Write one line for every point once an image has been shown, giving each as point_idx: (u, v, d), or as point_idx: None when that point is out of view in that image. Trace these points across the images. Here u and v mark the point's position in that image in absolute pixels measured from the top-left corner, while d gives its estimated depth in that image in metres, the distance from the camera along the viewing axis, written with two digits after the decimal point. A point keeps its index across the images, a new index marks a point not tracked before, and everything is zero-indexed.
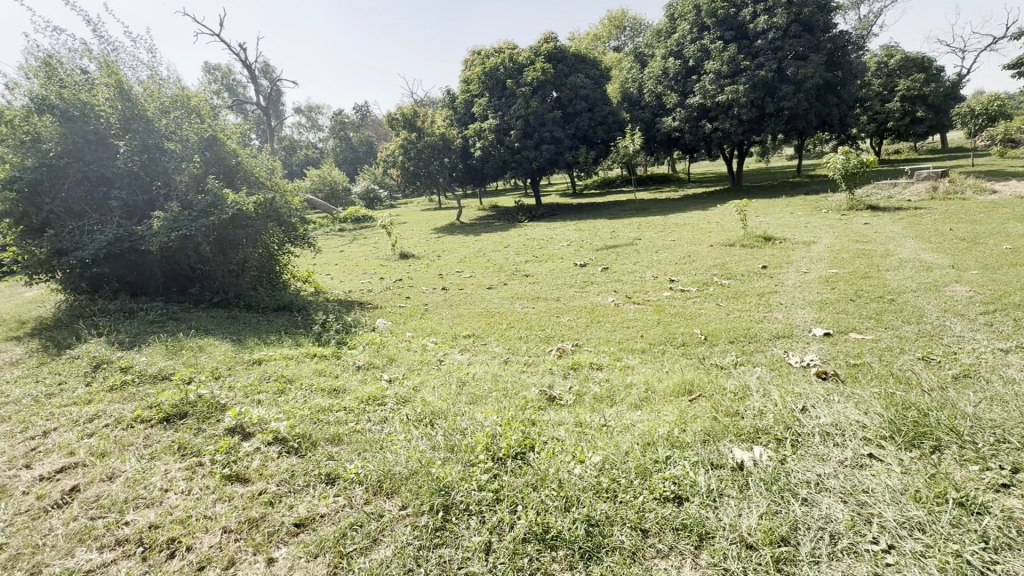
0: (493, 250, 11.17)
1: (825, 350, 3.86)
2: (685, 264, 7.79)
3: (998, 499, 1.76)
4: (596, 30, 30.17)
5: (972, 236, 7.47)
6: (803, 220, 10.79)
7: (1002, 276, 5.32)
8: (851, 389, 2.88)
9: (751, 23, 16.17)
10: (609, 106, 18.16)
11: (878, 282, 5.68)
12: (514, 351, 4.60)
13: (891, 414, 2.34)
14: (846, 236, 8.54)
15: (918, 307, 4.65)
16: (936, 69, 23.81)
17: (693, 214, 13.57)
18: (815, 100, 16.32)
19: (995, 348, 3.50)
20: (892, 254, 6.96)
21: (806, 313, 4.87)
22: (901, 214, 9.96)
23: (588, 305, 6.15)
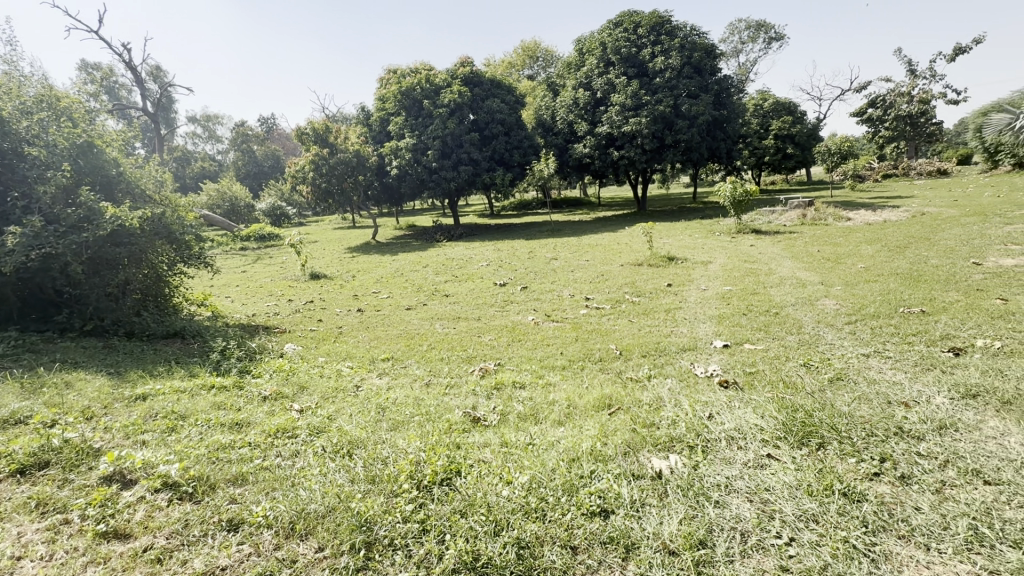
0: (411, 270, 10.93)
1: (725, 360, 4.22)
2: (599, 283, 8.17)
3: (872, 487, 2.01)
4: (510, 58, 31.24)
5: (835, 256, 8.64)
6: (699, 242, 11.83)
7: (860, 291, 6.21)
8: (748, 395, 3.17)
9: (650, 62, 17.71)
10: (525, 131, 18.82)
11: (764, 297, 6.36)
12: (436, 373, 4.49)
13: (783, 417, 2.60)
14: (737, 257, 9.47)
15: (798, 319, 5.27)
16: (800, 113, 27.64)
17: (604, 236, 14.33)
18: (706, 134, 18.16)
19: (859, 353, 4.04)
20: (775, 273, 7.84)
21: (707, 327, 5.30)
22: (779, 237, 11.30)
23: (509, 324, 6.21)
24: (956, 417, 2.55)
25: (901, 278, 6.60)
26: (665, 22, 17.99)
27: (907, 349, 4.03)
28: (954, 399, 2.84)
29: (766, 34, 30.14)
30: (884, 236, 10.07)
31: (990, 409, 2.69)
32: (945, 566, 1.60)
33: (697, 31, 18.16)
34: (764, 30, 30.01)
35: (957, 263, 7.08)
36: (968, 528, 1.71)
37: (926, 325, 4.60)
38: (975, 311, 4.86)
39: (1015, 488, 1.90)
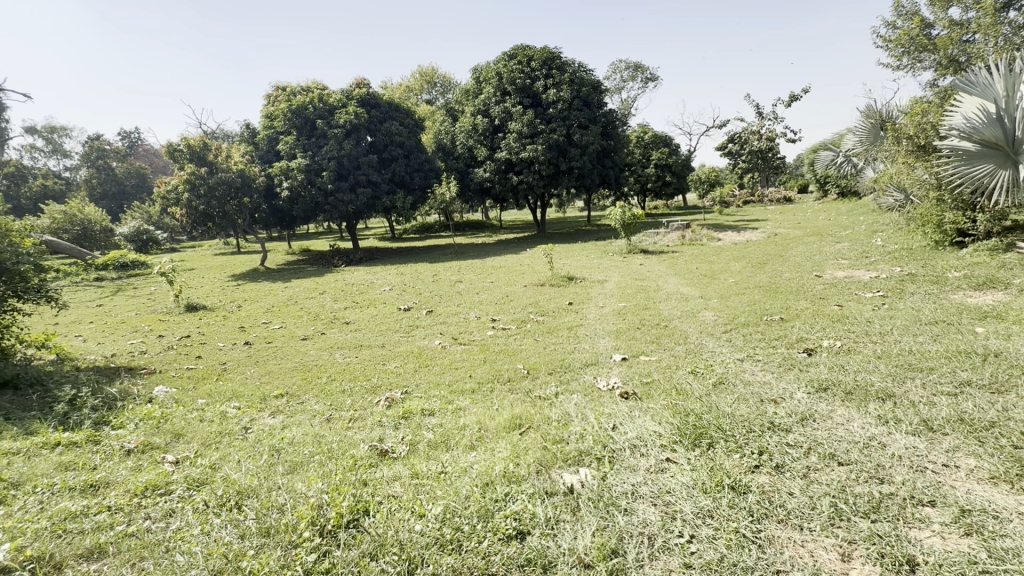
0: (306, 298, 10.23)
1: (624, 372, 4.49)
2: (504, 304, 8.29)
3: (754, 478, 2.23)
4: (408, 82, 31.14)
5: (711, 273, 9.68)
6: (595, 262, 12.56)
7: (732, 302, 7.01)
8: (647, 404, 3.39)
9: (543, 94, 18.73)
10: (425, 154, 18.78)
11: (654, 312, 6.91)
12: (338, 407, 4.21)
13: (678, 422, 2.81)
14: (629, 275, 10.20)
15: (684, 331, 5.78)
16: (674, 145, 30.92)
17: (507, 257, 14.64)
18: (597, 162, 19.55)
19: (735, 358, 4.54)
20: (662, 289, 8.56)
21: (607, 342, 5.61)
22: (664, 257, 12.41)
23: (415, 349, 6.04)
24: (813, 409, 2.95)
25: (764, 290, 7.57)
26: (555, 57, 19.23)
27: (772, 352, 4.61)
28: (811, 394, 3.30)
29: (643, 74, 33.50)
30: (747, 253, 11.51)
31: (836, 399, 3.16)
32: (815, 542, 1.82)
33: (584, 68, 19.67)
34: (641, 71, 33.35)
35: (804, 276, 8.30)
36: (830, 506, 1.96)
37: (785, 330, 5.31)
38: (820, 316, 5.72)
39: (861, 465, 2.23)
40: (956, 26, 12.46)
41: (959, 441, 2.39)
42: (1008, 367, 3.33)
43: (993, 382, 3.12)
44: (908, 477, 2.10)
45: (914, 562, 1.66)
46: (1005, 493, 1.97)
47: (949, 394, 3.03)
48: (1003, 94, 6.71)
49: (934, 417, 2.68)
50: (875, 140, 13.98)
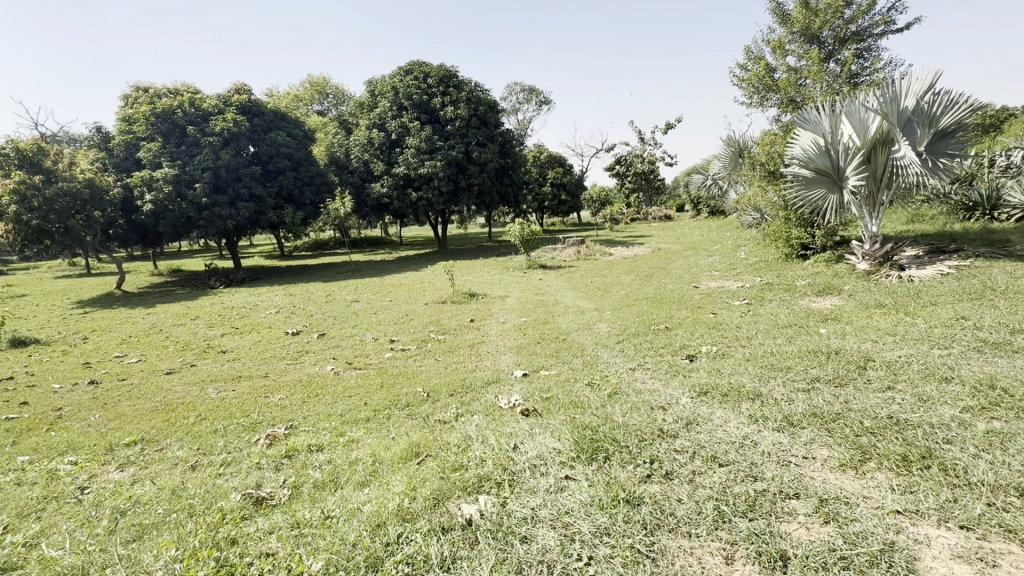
0: (174, 325, 8.99)
1: (525, 388, 4.48)
2: (403, 323, 7.98)
3: (646, 489, 2.29)
4: (297, 91, 29.36)
5: (604, 286, 10.21)
6: (497, 277, 12.66)
7: (624, 314, 7.42)
8: (547, 420, 3.40)
9: (441, 111, 18.74)
10: (316, 168, 17.73)
11: (553, 326, 7.08)
12: (207, 451, 3.66)
13: (576, 437, 2.83)
14: (529, 290, 10.40)
15: (581, 343, 5.98)
16: (568, 166, 32.62)
17: (407, 275, 14.20)
18: (495, 180, 19.93)
19: (628, 368, 4.76)
20: (560, 303, 8.84)
21: (508, 358, 5.60)
22: (562, 271, 12.88)
23: (303, 377, 5.52)
24: (696, 413, 3.16)
25: (651, 301, 8.13)
26: (452, 76, 19.39)
27: (659, 360, 4.91)
28: (694, 398, 3.53)
29: (537, 97, 35.05)
30: (635, 267, 12.35)
31: (716, 401, 3.41)
32: (702, 548, 1.89)
33: (481, 88, 20.08)
34: (535, 94, 34.86)
35: (684, 287, 9.07)
36: (714, 508, 2.06)
37: (671, 338, 5.71)
38: (699, 324, 6.25)
39: (738, 465, 2.40)
40: (792, 72, 14.72)
41: (814, 434, 2.68)
42: (845, 363, 3.87)
43: (836, 377, 3.60)
44: (776, 472, 2.30)
45: (786, 556, 1.78)
46: (851, 478, 2.23)
47: (804, 391, 3.43)
48: (829, 130, 7.93)
49: (794, 412, 2.99)
50: (735, 166, 15.91)
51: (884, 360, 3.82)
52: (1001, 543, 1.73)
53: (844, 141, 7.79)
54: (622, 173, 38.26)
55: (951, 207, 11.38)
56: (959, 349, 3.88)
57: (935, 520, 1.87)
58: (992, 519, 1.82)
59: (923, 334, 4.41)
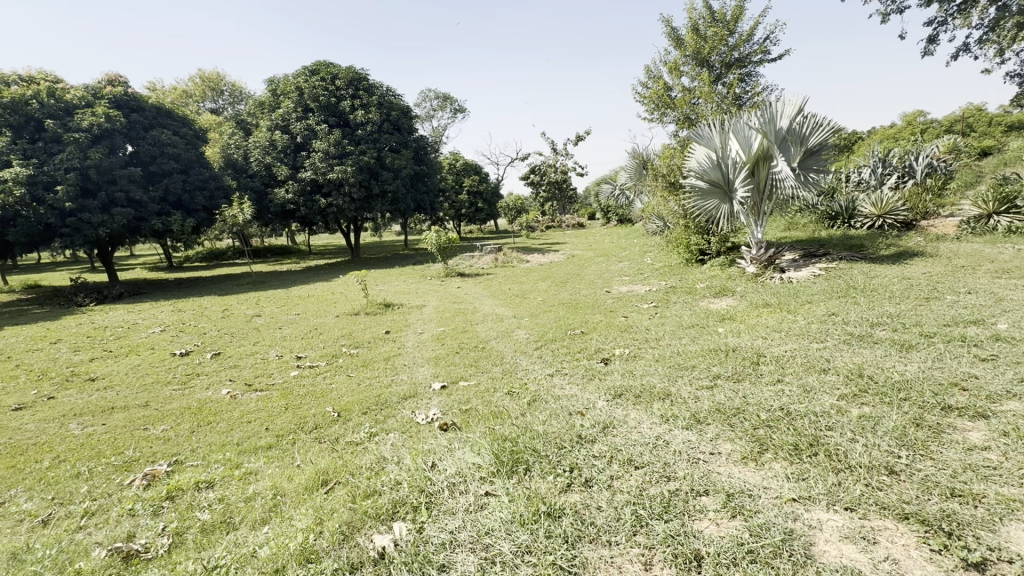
0: (26, 351, 7.63)
1: (444, 401, 4.33)
2: (311, 338, 7.45)
3: (566, 499, 2.27)
4: (185, 86, 26.63)
5: (522, 293, 10.32)
6: (413, 286, 12.31)
7: (541, 320, 7.53)
8: (466, 433, 3.29)
9: (350, 114, 17.99)
10: (208, 170, 16.15)
11: (472, 334, 6.99)
12: (66, 500, 3.09)
13: (495, 449, 2.76)
14: (447, 299, 10.23)
15: (500, 351, 5.94)
16: (484, 174, 32.83)
17: (315, 286, 13.36)
18: (410, 187, 19.52)
19: (547, 374, 4.79)
20: (478, 311, 8.78)
21: (426, 370, 5.40)
22: (479, 279, 12.83)
23: (192, 404, 4.91)
24: (612, 416, 3.22)
25: (567, 306, 8.34)
26: (361, 78, 18.71)
27: (576, 364, 5.00)
28: (610, 401, 3.61)
29: (451, 105, 34.98)
30: (551, 274, 12.63)
31: (630, 403, 3.52)
32: (622, 556, 1.89)
33: (393, 93, 19.59)
34: (449, 102, 34.75)
35: (597, 292, 9.43)
36: (633, 513, 2.09)
37: (587, 343, 5.86)
38: (612, 328, 6.49)
39: (653, 466, 2.46)
40: (686, 92, 16.00)
41: (718, 429, 2.85)
42: (741, 359, 4.20)
43: (734, 373, 3.88)
44: (687, 470, 2.39)
45: (700, 556, 1.83)
46: (752, 470, 2.38)
47: (706, 388, 3.65)
48: (720, 146, 8.66)
49: (700, 409, 3.16)
50: (639, 177, 16.96)
51: (773, 355, 4.18)
52: (878, 520, 1.92)
53: (732, 156, 8.54)
54: (537, 182, 39.23)
55: (819, 217, 12.98)
56: (832, 342, 4.37)
57: (825, 504, 2.04)
58: (869, 498, 2.03)
59: (803, 329, 4.92)
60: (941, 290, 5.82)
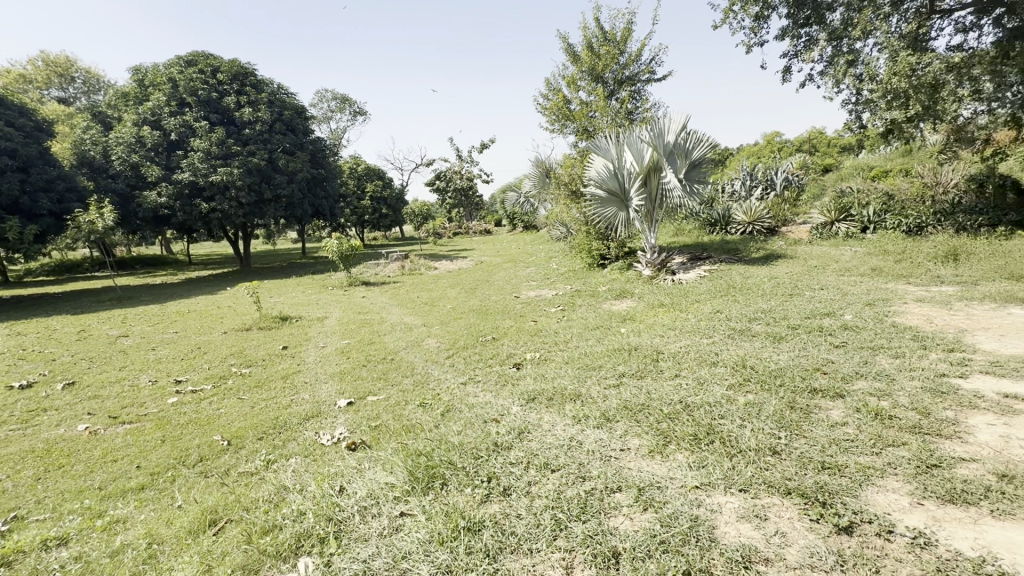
0: None
1: (351, 419, 4.06)
2: (193, 359, 6.64)
3: (484, 511, 2.22)
4: (22, 70, 22.62)
5: (431, 300, 10.13)
6: (313, 297, 11.55)
7: (452, 328, 7.42)
8: (376, 452, 3.11)
9: (236, 111, 16.47)
10: (56, 169, 13.79)
11: (379, 346, 6.68)
12: None
13: (410, 466, 2.63)
14: (351, 309, 9.71)
15: (410, 362, 5.74)
16: (388, 179, 31.87)
17: (198, 300, 11.98)
18: (307, 192, 18.37)
19: (460, 383, 4.70)
20: (386, 321, 8.44)
21: (330, 387, 5.05)
22: (386, 288, 12.37)
23: (37, 446, 4.10)
24: (527, 420, 3.24)
25: (477, 313, 8.31)
26: (248, 73, 17.26)
27: (489, 371, 4.98)
28: (524, 405, 3.64)
29: (351, 107, 33.57)
30: (460, 281, 12.56)
31: (543, 406, 3.57)
32: (544, 562, 1.89)
33: (285, 91, 18.30)
34: (349, 103, 33.33)
35: (506, 298, 9.54)
36: (551, 518, 2.10)
37: (498, 349, 5.87)
38: (522, 332, 6.58)
39: (568, 468, 2.51)
40: (584, 105, 16.88)
41: (627, 425, 2.98)
42: (642, 357, 4.46)
43: (637, 370, 4.12)
44: (600, 469, 2.47)
45: (617, 552, 1.89)
46: (659, 462, 2.52)
47: (613, 386, 3.83)
48: (616, 157, 9.21)
49: (609, 408, 3.30)
50: (543, 185, 17.55)
51: (670, 352, 4.50)
52: (767, 497, 2.13)
53: (627, 167, 9.12)
54: (443, 188, 38.92)
55: (701, 224, 14.36)
56: (719, 337, 4.82)
57: (723, 488, 2.21)
58: (759, 478, 2.25)
59: (694, 326, 5.37)
60: (801, 287, 6.70)
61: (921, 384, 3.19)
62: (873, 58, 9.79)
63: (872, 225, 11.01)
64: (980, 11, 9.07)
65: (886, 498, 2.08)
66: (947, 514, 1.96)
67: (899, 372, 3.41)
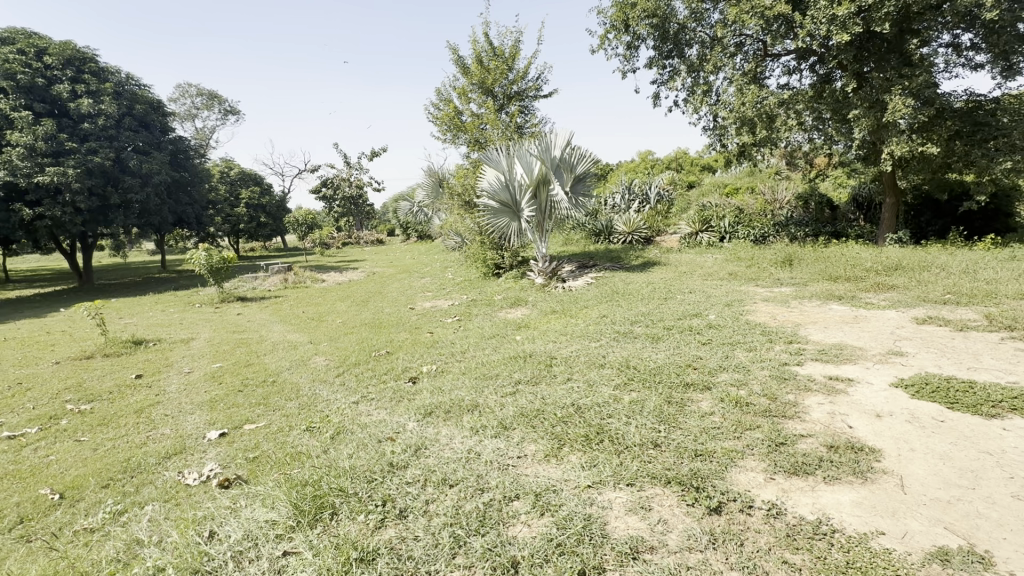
0: None
1: (223, 452, 3.62)
2: (11, 397, 5.44)
3: (379, 538, 2.10)
4: None
5: (318, 315, 9.47)
6: (176, 316, 10.19)
7: (342, 343, 7.00)
8: (254, 487, 2.80)
9: (70, 101, 13.99)
10: None
11: (258, 367, 6.06)
12: None
13: (294, 498, 2.41)
14: (223, 328, 8.70)
15: (294, 383, 5.29)
16: (266, 185, 29.36)
17: (18, 325, 9.89)
18: (166, 197, 16.25)
19: (351, 402, 4.42)
20: (266, 339, 7.71)
21: (197, 418, 4.45)
22: (265, 303, 11.32)
23: None
24: (423, 436, 3.15)
25: (370, 327, 7.94)
26: (86, 59, 14.80)
27: (383, 387, 4.76)
28: (420, 421, 3.53)
29: (220, 105, 30.45)
30: (350, 293, 11.93)
31: (440, 420, 3.50)
32: None
33: (135, 83, 16.01)
34: (217, 101, 30.19)
35: (401, 310, 9.26)
36: (450, 536, 2.05)
37: (393, 363, 5.65)
38: (418, 345, 6.42)
39: (466, 481, 2.47)
40: (475, 116, 17.11)
41: (524, 432, 3.03)
42: (536, 364, 4.59)
43: (532, 377, 4.22)
44: (498, 479, 2.47)
45: (516, 562, 1.90)
46: (554, 466, 2.60)
47: (510, 394, 3.88)
48: (506, 169, 9.39)
49: (506, 416, 3.33)
50: (436, 195, 17.43)
51: (562, 357, 4.69)
52: (651, 489, 2.30)
53: (517, 178, 9.37)
54: (330, 196, 36.84)
55: (587, 234, 15.28)
56: (606, 339, 5.15)
57: (612, 485, 2.34)
58: (643, 471, 2.41)
59: (584, 331, 5.67)
60: (674, 291, 7.42)
61: (769, 373, 3.70)
62: (724, 90, 11.25)
63: (727, 235, 12.58)
64: (800, 57, 10.88)
65: (746, 476, 2.37)
66: (792, 485, 2.28)
67: (752, 363, 3.92)
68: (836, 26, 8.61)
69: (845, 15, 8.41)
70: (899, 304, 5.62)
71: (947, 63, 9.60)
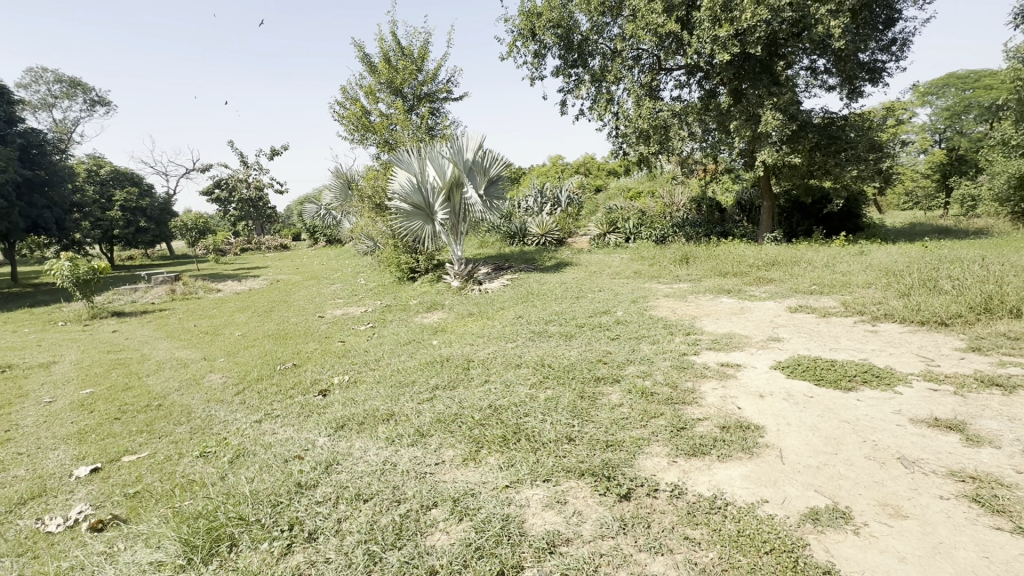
0: None
1: (95, 490, 3.16)
2: None
3: (286, 565, 1.96)
4: None
5: (212, 329, 8.63)
6: (32, 337, 8.75)
7: (241, 358, 6.44)
8: (136, 525, 2.48)
9: None
10: None
11: (139, 390, 5.37)
12: None
13: (184, 533, 2.16)
14: (94, 349, 7.61)
15: (185, 405, 4.76)
16: (146, 185, 26.18)
17: None
18: (15, 199, 13.93)
19: (253, 421, 4.07)
20: (149, 358, 6.87)
21: (61, 454, 3.84)
22: (147, 317, 10.10)
23: None
24: (335, 451, 2.98)
25: (273, 339, 7.39)
26: None
27: (290, 402, 4.45)
28: (331, 436, 3.34)
29: (85, 94, 26.69)
30: (251, 303, 11.04)
31: (353, 433, 3.34)
32: None
33: None
34: (81, 89, 26.44)
35: (309, 318, 8.74)
36: (364, 554, 1.96)
37: (300, 376, 5.31)
38: (328, 355, 6.08)
39: (382, 494, 2.38)
40: (384, 116, 16.62)
41: (442, 438, 2.99)
42: (454, 367, 4.56)
43: (449, 381, 4.18)
44: (415, 488, 2.41)
45: (435, 570, 1.86)
46: (472, 469, 2.59)
47: (427, 400, 3.80)
48: (419, 171, 9.24)
49: (422, 423, 3.26)
50: (345, 197, 16.67)
51: (479, 359, 4.69)
52: (566, 482, 2.37)
53: (430, 180, 9.24)
54: (224, 198, 33.75)
55: (502, 236, 15.44)
56: (523, 340, 5.25)
57: (530, 482, 2.38)
58: (559, 466, 2.48)
59: (501, 332, 5.74)
60: (585, 290, 7.76)
61: (670, 363, 4.00)
62: (624, 101, 11.98)
63: (632, 236, 13.39)
64: (688, 72, 11.87)
65: (651, 462, 2.53)
66: (691, 465, 2.47)
67: (656, 355, 4.21)
68: (718, 46, 9.52)
69: (725, 36, 9.34)
70: (776, 295, 6.35)
71: (807, 84, 11.02)
